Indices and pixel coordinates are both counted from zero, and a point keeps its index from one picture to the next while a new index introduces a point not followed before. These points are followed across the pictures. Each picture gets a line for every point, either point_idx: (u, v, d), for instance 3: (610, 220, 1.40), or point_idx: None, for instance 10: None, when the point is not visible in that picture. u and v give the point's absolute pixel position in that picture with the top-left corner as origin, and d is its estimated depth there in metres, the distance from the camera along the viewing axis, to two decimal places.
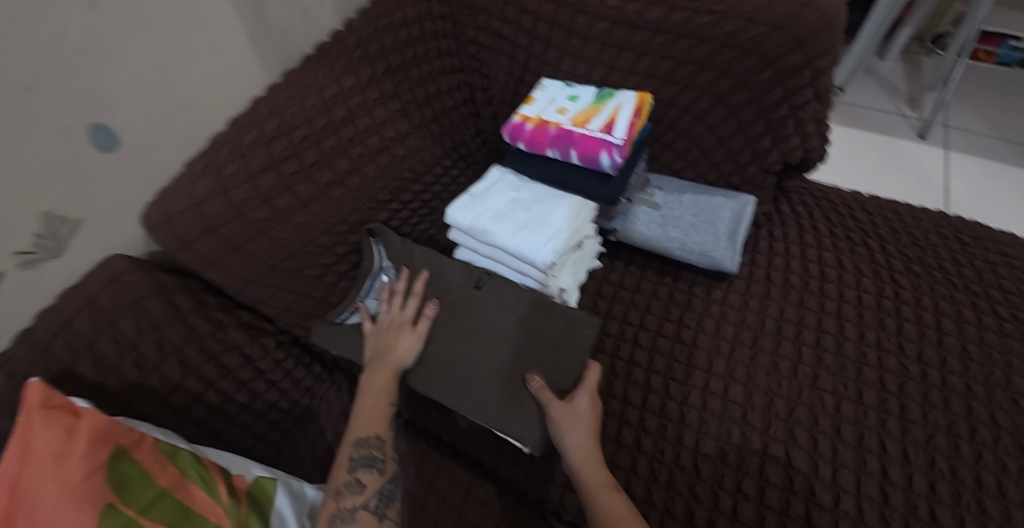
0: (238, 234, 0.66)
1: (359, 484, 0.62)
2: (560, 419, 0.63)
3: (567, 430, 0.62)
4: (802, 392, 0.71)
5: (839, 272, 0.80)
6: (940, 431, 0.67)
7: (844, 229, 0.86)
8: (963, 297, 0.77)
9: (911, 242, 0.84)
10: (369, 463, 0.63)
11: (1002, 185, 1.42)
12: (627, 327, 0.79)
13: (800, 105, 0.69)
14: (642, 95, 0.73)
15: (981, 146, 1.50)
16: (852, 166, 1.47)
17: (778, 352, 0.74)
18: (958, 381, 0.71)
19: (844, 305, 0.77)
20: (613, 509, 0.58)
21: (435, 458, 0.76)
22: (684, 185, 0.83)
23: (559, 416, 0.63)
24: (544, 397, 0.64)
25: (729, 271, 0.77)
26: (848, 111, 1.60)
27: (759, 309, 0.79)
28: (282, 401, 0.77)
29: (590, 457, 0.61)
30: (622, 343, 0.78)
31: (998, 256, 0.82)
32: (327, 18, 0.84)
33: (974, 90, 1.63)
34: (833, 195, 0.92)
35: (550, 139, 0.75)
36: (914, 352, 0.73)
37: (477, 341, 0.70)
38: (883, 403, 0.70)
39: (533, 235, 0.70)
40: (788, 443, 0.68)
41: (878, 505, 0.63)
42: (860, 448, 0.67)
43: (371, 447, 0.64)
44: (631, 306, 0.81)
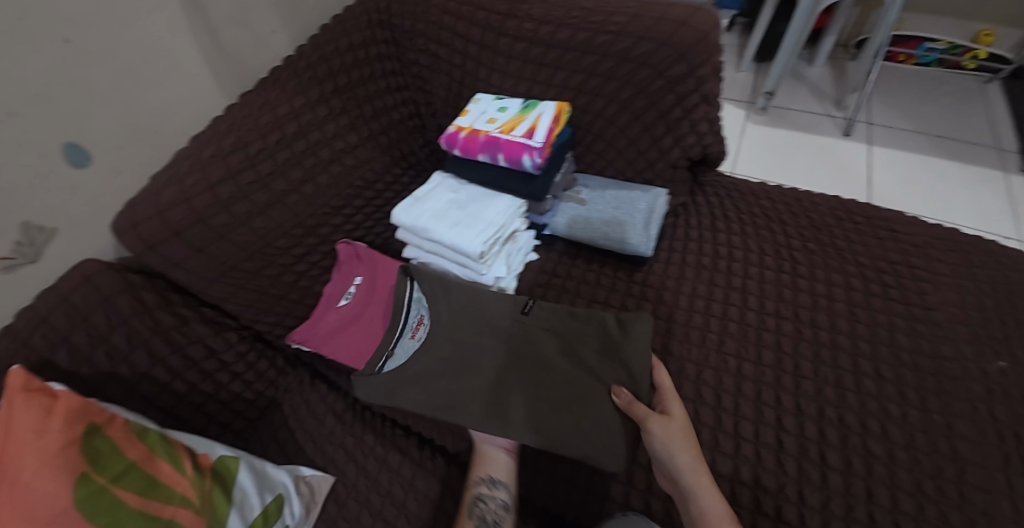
0: (200, 237, 0.74)
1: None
2: (661, 434, 0.62)
3: (672, 447, 0.61)
4: (710, 357, 0.80)
5: (745, 253, 0.91)
6: (828, 384, 0.77)
7: (751, 216, 0.97)
8: (852, 269, 0.88)
9: (810, 224, 0.95)
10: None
11: (918, 175, 1.55)
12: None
13: (690, 107, 0.80)
14: (559, 105, 0.84)
15: (901, 140, 1.64)
16: (783, 165, 1.60)
17: (690, 323, 0.84)
18: (846, 340, 0.80)
19: (748, 281, 0.87)
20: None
21: (388, 438, 0.84)
22: (606, 182, 0.93)
23: (657, 427, 0.62)
24: (635, 409, 0.64)
25: (646, 255, 0.87)
26: (781, 114, 1.74)
27: (676, 288, 0.88)
28: (246, 391, 0.83)
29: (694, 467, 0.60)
30: None
31: (885, 233, 0.93)
32: (280, 44, 0.94)
33: (894, 91, 1.78)
34: (743, 186, 1.03)
35: (480, 145, 0.84)
36: (810, 317, 0.83)
37: (475, 366, 0.76)
38: (780, 362, 0.79)
39: (466, 229, 0.79)
40: (696, 402, 0.76)
41: (775, 450, 0.72)
42: (760, 403, 0.76)
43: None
44: (563, 292, 0.90)
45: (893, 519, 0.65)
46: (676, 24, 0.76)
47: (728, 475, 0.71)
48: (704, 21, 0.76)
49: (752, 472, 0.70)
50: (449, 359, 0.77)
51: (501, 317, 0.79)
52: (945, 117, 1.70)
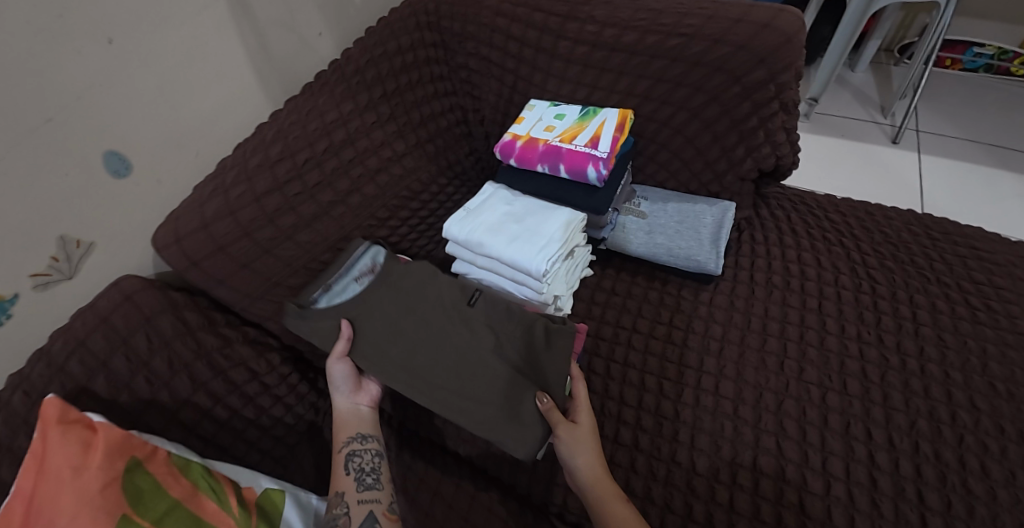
0: (245, 252, 0.69)
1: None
2: (567, 439, 0.65)
3: (577, 449, 0.64)
4: (790, 385, 0.74)
5: (818, 271, 0.85)
6: (922, 417, 0.70)
7: (820, 231, 0.91)
8: (936, 289, 0.81)
9: (885, 240, 0.89)
10: (337, 513, 0.62)
11: (970, 185, 1.49)
12: (621, 331, 0.83)
13: (767, 115, 0.74)
14: (623, 112, 0.79)
15: (952, 149, 1.57)
16: (829, 174, 1.54)
17: (764, 348, 0.78)
18: (937, 368, 0.74)
19: (824, 301, 0.81)
20: (628, 520, 0.58)
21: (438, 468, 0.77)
22: (667, 195, 0.87)
23: (566, 432, 0.65)
24: (552, 417, 0.65)
25: (714, 273, 0.81)
26: (823, 121, 1.68)
27: (745, 308, 0.82)
28: (287, 416, 0.77)
29: (595, 465, 0.63)
30: (617, 347, 0.81)
31: (967, 250, 0.87)
32: (325, 48, 0.89)
33: (941, 97, 1.71)
34: (808, 199, 0.97)
35: (540, 155, 0.79)
36: (895, 342, 0.77)
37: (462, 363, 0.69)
38: (867, 392, 0.73)
39: (527, 245, 0.73)
40: (777, 435, 0.70)
41: (868, 490, 0.65)
42: (848, 437, 0.69)
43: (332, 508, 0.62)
44: (623, 311, 0.85)
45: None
46: (757, 26, 0.71)
47: (820, 517, 0.64)
48: (790, 24, 0.71)
49: (846, 514, 0.64)
50: (436, 358, 0.69)
51: (451, 299, 0.73)
52: (996, 125, 1.63)
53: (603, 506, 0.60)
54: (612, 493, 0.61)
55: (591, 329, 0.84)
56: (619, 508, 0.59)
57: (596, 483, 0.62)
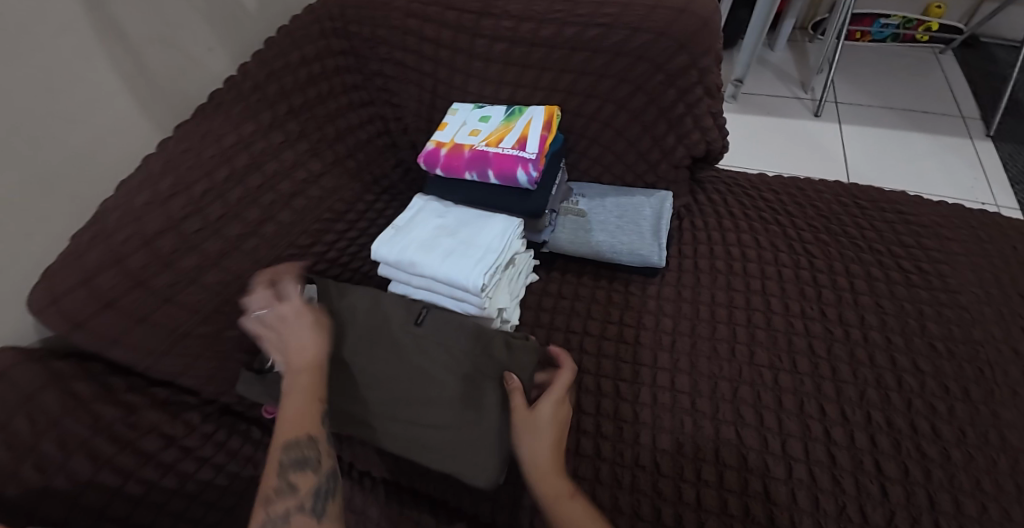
0: (141, 304, 0.61)
1: (291, 486, 0.51)
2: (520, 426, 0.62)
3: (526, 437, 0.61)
4: (743, 370, 0.73)
5: (758, 251, 0.85)
6: (870, 386, 0.71)
7: (756, 211, 0.91)
8: (869, 257, 0.83)
9: (818, 214, 0.90)
10: (310, 455, 0.53)
11: (889, 149, 1.56)
12: (571, 335, 0.80)
13: (693, 101, 0.73)
14: (549, 110, 0.75)
15: (869, 116, 1.65)
16: (761, 150, 1.58)
17: (715, 336, 0.77)
18: (878, 335, 0.75)
19: (767, 282, 0.81)
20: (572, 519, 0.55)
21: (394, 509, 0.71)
22: (604, 190, 0.85)
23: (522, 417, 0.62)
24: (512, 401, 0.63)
25: (659, 265, 0.79)
26: (750, 101, 1.72)
27: (692, 297, 0.82)
28: (218, 477, 0.69)
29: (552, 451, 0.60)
30: (569, 353, 0.78)
31: (894, 215, 0.90)
32: (219, 65, 0.81)
33: (855, 68, 1.79)
34: (741, 180, 0.98)
35: (466, 162, 0.74)
36: (838, 313, 0.78)
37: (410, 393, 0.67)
38: (816, 368, 0.73)
39: (463, 259, 0.68)
40: (736, 424, 0.69)
41: (828, 467, 0.65)
42: (803, 415, 0.69)
43: (303, 448, 0.53)
44: (572, 315, 0.82)
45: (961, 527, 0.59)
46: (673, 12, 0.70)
47: (786, 503, 0.63)
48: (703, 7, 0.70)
49: (810, 496, 0.63)
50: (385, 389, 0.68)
51: (398, 321, 0.70)
52: (906, 90, 1.72)
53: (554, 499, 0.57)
54: (562, 489, 0.58)
55: (542, 338, 0.80)
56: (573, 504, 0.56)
57: (547, 471, 0.59)
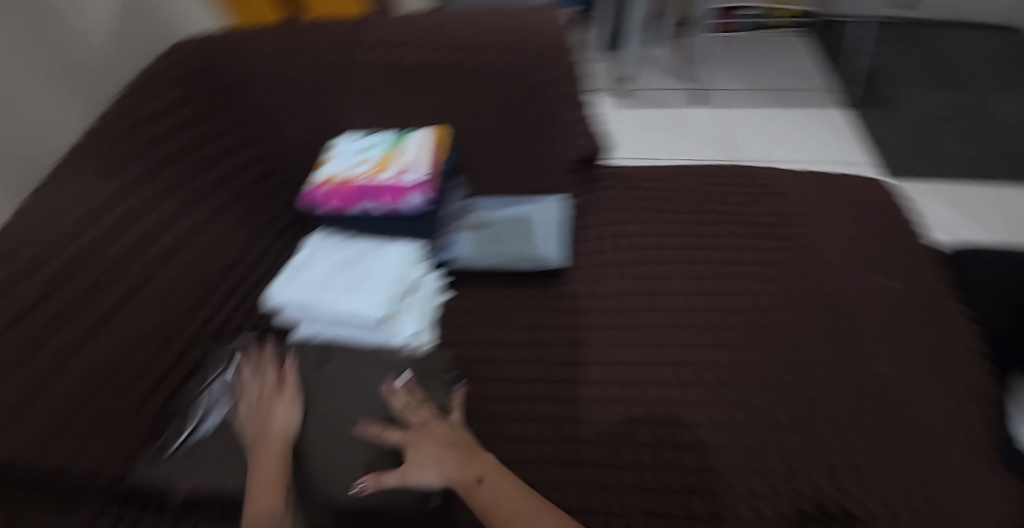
0: (20, 383, 0.51)
1: None
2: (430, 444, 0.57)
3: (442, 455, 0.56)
4: (650, 354, 0.77)
5: (651, 238, 0.91)
6: (766, 346, 0.77)
7: (646, 201, 0.97)
8: (746, 230, 0.92)
9: (700, 197, 0.98)
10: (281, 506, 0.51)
11: (763, 127, 1.75)
12: (491, 349, 0.80)
13: None
14: (436, 135, 0.79)
15: (740, 100, 1.86)
16: (654, 140, 1.73)
17: (621, 325, 0.81)
18: (761, 298, 0.83)
19: (660, 266, 0.87)
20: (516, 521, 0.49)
21: None
22: (496, 204, 0.88)
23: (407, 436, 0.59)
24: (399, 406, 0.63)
25: (564, 267, 0.82)
26: (637, 96, 1.90)
27: (598, 291, 0.85)
28: None
29: (440, 446, 0.57)
30: (491, 367, 0.78)
31: (761, 191, 0.99)
32: (65, 129, 0.76)
33: (723, 58, 2.01)
34: (632, 174, 1.03)
35: (359, 192, 0.75)
36: (728, 283, 0.85)
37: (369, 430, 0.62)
38: (714, 338, 0.79)
39: (360, 294, 0.69)
40: (660, 403, 0.72)
41: (750, 428, 0.68)
42: (718, 382, 0.74)
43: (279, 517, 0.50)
44: (489, 326, 0.82)
45: (865, 455, 0.65)
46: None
47: (724, 471, 0.64)
48: None
49: (738, 457, 0.65)
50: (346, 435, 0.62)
51: (305, 362, 0.69)
52: (769, 72, 1.95)
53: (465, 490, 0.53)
54: (476, 471, 0.54)
55: (462, 355, 0.79)
56: (480, 485, 0.53)
57: (447, 473, 0.55)
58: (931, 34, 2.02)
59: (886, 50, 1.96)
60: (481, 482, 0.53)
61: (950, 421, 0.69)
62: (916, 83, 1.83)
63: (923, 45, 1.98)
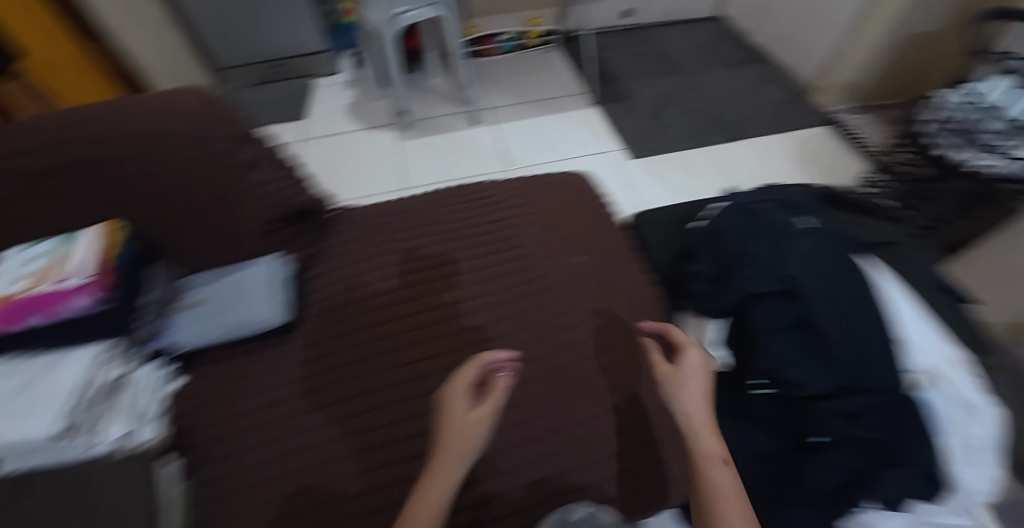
0: None
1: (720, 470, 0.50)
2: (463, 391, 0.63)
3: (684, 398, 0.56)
4: (376, 385, 0.82)
5: (380, 272, 0.95)
6: (478, 344, 0.87)
7: (376, 235, 1.01)
8: (470, 243, 1.00)
9: (427, 223, 1.04)
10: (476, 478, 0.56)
11: (533, 134, 1.96)
12: (216, 426, 0.78)
13: (238, 178, 0.83)
14: (106, 229, 0.78)
15: (512, 113, 2.06)
16: (436, 165, 1.85)
17: (350, 365, 0.84)
18: (479, 301, 0.92)
19: (388, 298, 0.91)
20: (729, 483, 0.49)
21: None
22: (215, 275, 0.88)
23: (673, 372, 0.60)
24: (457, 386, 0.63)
25: (287, 321, 0.85)
26: (423, 125, 2.02)
27: (329, 336, 0.87)
28: None
29: (707, 388, 0.58)
30: (215, 444, 0.77)
31: (484, 203, 1.10)
32: None
33: (493, 78, 2.21)
34: (369, 212, 1.07)
35: (13, 310, 0.70)
36: (450, 309, 0.91)
37: None
38: (437, 352, 0.85)
39: (33, 416, 0.64)
40: (379, 430, 0.78)
41: None
42: (430, 410, 0.79)
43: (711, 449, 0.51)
44: (222, 404, 0.80)
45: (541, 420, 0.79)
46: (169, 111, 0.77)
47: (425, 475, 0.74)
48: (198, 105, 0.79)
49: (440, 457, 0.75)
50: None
51: None
52: (532, 85, 2.18)
53: (700, 462, 0.50)
54: (721, 450, 0.51)
55: (184, 441, 0.78)
56: (720, 468, 0.50)
57: (697, 422, 0.54)
58: (650, 34, 2.43)
59: (620, 52, 2.31)
60: (729, 465, 0.51)
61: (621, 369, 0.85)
62: (645, 77, 2.18)
63: (646, 44, 2.36)
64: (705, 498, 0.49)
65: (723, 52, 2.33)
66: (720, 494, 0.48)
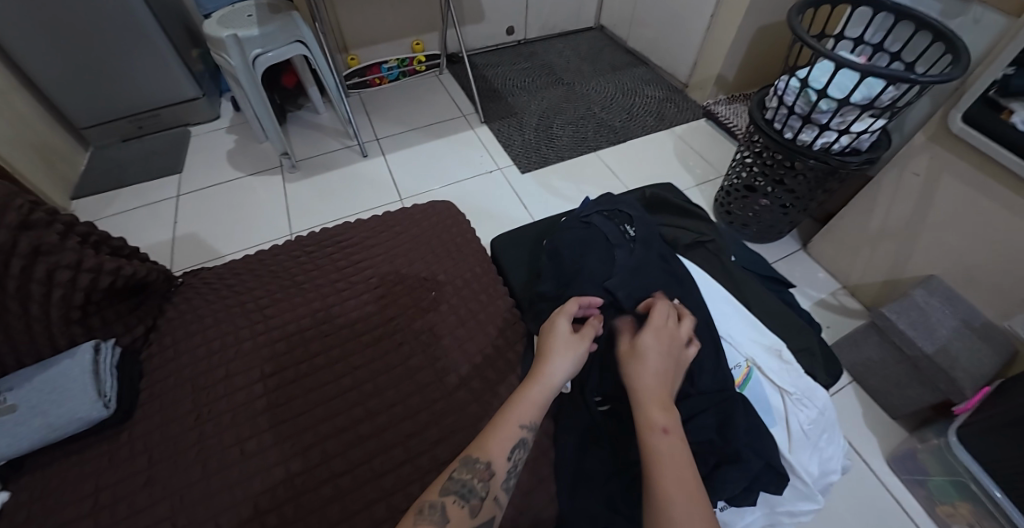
0: None
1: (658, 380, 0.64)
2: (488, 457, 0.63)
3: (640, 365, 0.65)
4: (216, 466, 0.76)
5: (224, 338, 0.89)
6: (330, 401, 0.82)
7: (221, 299, 0.95)
8: (324, 290, 0.95)
9: (274, 277, 0.99)
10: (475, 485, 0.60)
11: (423, 160, 1.95)
12: None
13: (20, 271, 0.76)
14: None
15: (402, 141, 2.04)
16: (327, 204, 1.81)
17: (189, 446, 0.78)
18: (332, 353, 0.87)
19: (234, 364, 0.86)
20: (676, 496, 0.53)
21: None
22: (29, 373, 0.80)
23: (636, 356, 0.65)
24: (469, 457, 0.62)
25: (109, 414, 0.78)
26: (310, 164, 1.97)
27: (169, 417, 0.81)
28: None
29: (659, 375, 0.63)
30: None
31: (339, 245, 1.05)
32: None
33: (382, 108, 2.21)
34: (217, 272, 1.02)
35: None
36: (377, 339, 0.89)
37: None
38: (285, 416, 0.81)
39: None
40: (217, 518, 0.72)
41: (301, 498, 0.73)
42: (361, 442, 0.78)
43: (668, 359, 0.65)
44: (27, 523, 0.72)
45: (396, 472, 0.74)
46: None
47: None
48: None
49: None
50: None
51: None
52: (421, 110, 2.18)
53: (644, 434, 0.59)
54: (664, 421, 0.59)
55: None
56: (658, 447, 0.57)
57: (646, 394, 0.62)
58: (535, 48, 2.48)
59: (505, 69, 2.36)
60: (668, 433, 0.59)
61: (473, 404, 0.82)
62: (531, 91, 2.22)
63: (531, 59, 2.42)
64: (646, 460, 0.58)
65: (606, 58, 2.41)
66: (662, 466, 0.56)
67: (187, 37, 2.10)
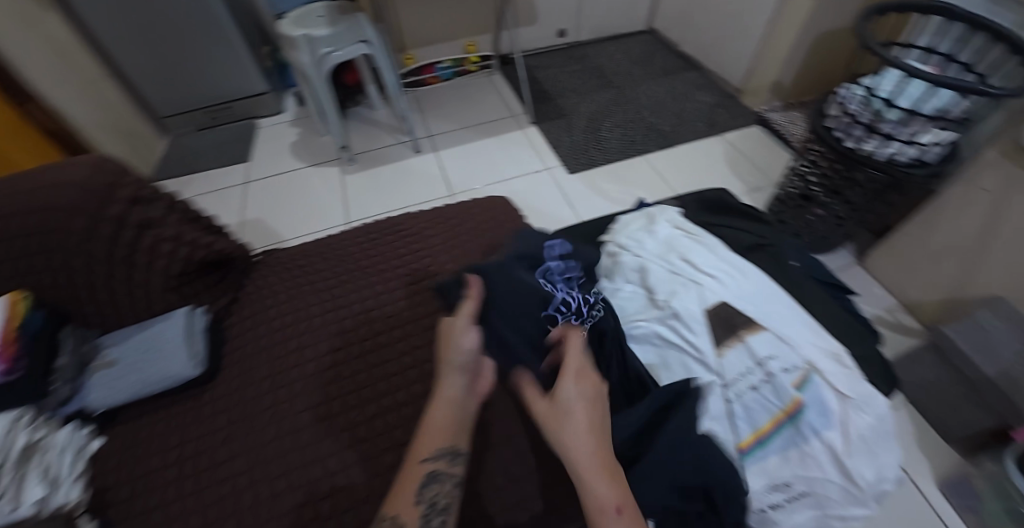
0: None
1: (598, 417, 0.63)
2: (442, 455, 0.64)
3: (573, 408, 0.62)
4: (289, 428, 0.83)
5: (297, 313, 0.96)
6: (392, 376, 0.88)
7: (296, 277, 1.03)
8: (388, 274, 1.01)
9: (339, 259, 1.05)
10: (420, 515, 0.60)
11: (473, 157, 2.00)
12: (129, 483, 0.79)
13: (131, 242, 0.84)
14: (9, 298, 0.79)
15: (454, 138, 2.11)
16: (382, 195, 1.89)
17: (266, 409, 0.86)
18: (395, 333, 0.93)
19: (305, 337, 0.93)
20: None
21: None
22: (131, 332, 0.89)
23: (552, 409, 0.63)
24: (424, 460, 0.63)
25: (197, 373, 0.86)
26: (366, 157, 2.07)
27: (247, 381, 0.89)
28: None
29: (590, 428, 0.60)
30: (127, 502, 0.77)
31: (399, 233, 1.10)
32: None
33: (435, 105, 2.28)
34: (289, 253, 1.09)
35: None
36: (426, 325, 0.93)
37: None
38: (351, 389, 0.87)
39: None
40: (290, 474, 0.78)
41: (365, 463, 0.79)
42: (420, 416, 0.83)
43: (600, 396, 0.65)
44: (126, 465, 0.80)
45: None
46: (48, 191, 0.79)
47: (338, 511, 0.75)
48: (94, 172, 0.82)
49: (353, 493, 0.76)
50: None
51: None
52: (473, 109, 2.24)
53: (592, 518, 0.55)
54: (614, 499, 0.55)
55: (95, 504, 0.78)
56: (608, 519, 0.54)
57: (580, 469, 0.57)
58: (586, 51, 2.51)
59: (556, 71, 2.39)
60: (621, 515, 0.54)
61: None
62: (581, 93, 2.24)
63: (582, 61, 2.44)
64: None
65: (657, 62, 2.41)
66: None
67: (259, 34, 2.24)
